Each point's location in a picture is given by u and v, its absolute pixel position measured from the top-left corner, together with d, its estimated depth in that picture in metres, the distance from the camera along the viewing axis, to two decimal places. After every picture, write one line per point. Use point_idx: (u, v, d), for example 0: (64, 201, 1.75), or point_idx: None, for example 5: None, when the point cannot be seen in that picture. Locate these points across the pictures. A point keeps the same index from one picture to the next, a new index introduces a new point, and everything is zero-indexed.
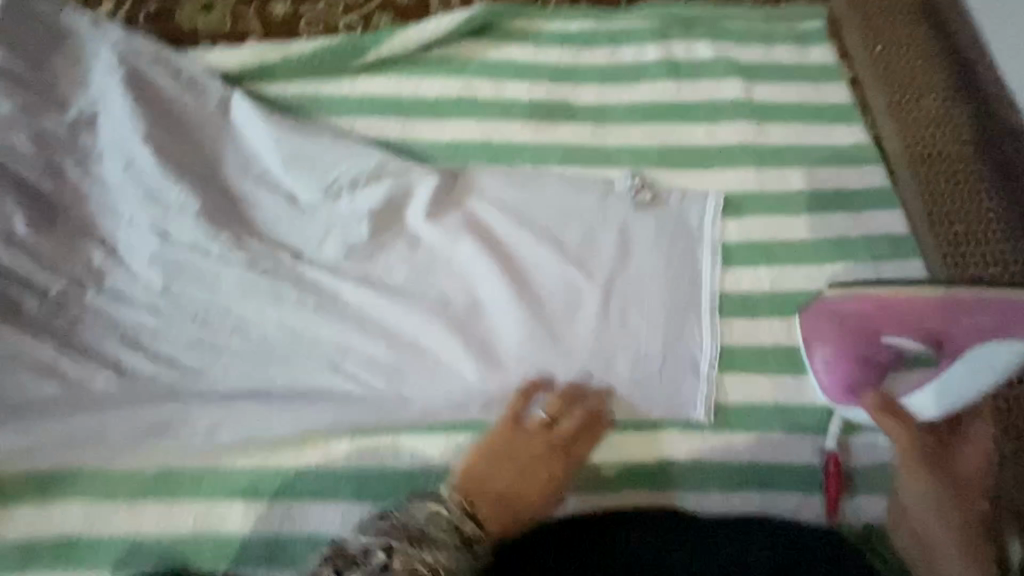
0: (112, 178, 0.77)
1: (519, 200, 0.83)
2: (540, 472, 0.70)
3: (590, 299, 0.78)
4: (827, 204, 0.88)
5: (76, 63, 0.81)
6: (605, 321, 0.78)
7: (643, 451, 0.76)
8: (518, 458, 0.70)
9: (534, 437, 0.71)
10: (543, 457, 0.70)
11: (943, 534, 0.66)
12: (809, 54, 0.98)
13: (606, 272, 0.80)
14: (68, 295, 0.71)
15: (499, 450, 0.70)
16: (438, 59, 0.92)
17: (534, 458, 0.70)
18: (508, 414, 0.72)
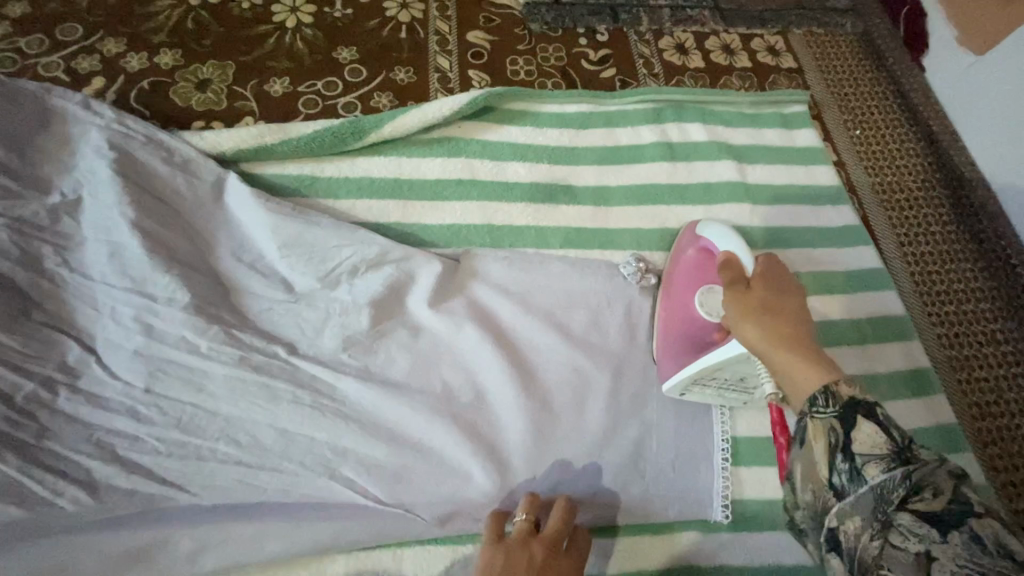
0: (95, 268, 0.72)
1: (524, 286, 0.81)
2: None
3: (600, 389, 0.76)
4: (822, 287, 0.90)
5: (62, 147, 0.78)
6: (616, 413, 0.75)
7: (657, 554, 0.73)
8: (524, 573, 0.58)
9: (525, 543, 0.61)
10: (546, 564, 0.60)
11: (773, 352, 0.59)
12: (795, 136, 1.02)
13: (615, 360, 0.78)
14: (38, 399, 0.65)
15: (493, 568, 0.59)
16: (438, 140, 0.91)
17: (527, 569, 0.59)
18: (490, 536, 0.63)
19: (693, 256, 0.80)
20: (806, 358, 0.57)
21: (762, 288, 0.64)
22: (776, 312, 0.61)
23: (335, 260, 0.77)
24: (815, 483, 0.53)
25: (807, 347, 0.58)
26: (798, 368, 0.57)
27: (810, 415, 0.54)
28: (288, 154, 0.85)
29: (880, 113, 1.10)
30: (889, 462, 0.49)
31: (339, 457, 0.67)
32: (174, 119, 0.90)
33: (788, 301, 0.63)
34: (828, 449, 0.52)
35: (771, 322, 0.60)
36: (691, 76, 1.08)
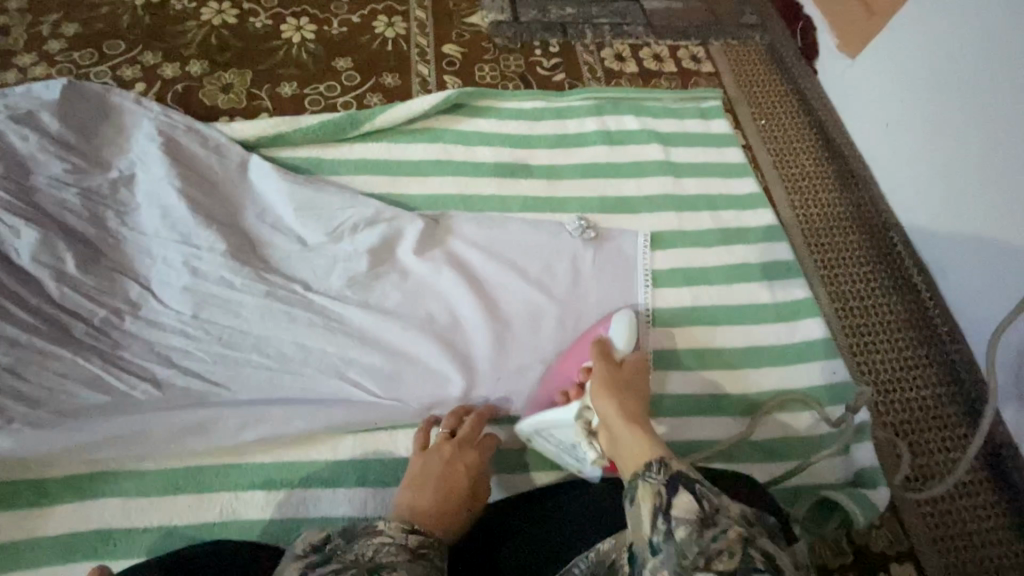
0: (149, 225, 0.91)
1: (490, 239, 1.02)
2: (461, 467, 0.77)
3: (549, 315, 0.97)
4: (731, 238, 1.12)
5: (119, 133, 0.97)
6: (562, 332, 0.96)
7: None
8: (438, 467, 0.76)
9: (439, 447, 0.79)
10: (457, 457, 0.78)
11: (619, 427, 0.69)
12: (711, 125, 1.26)
13: (562, 294, 0.99)
14: (110, 321, 0.83)
15: (415, 469, 0.76)
16: (420, 130, 1.13)
17: (438, 466, 0.76)
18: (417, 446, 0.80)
19: (594, 331, 0.93)
20: (643, 435, 0.67)
21: (626, 376, 0.77)
22: (629, 396, 0.73)
23: (339, 218, 0.97)
24: (641, 540, 0.57)
25: (648, 428, 0.68)
26: (634, 445, 0.66)
27: (643, 479, 0.61)
28: (298, 141, 1.06)
29: (781, 109, 1.35)
30: (697, 525, 0.54)
31: (346, 363, 0.87)
32: (203, 115, 1.10)
33: (639, 393, 0.75)
34: (652, 511, 0.58)
35: (622, 400, 0.72)
36: (627, 79, 1.32)
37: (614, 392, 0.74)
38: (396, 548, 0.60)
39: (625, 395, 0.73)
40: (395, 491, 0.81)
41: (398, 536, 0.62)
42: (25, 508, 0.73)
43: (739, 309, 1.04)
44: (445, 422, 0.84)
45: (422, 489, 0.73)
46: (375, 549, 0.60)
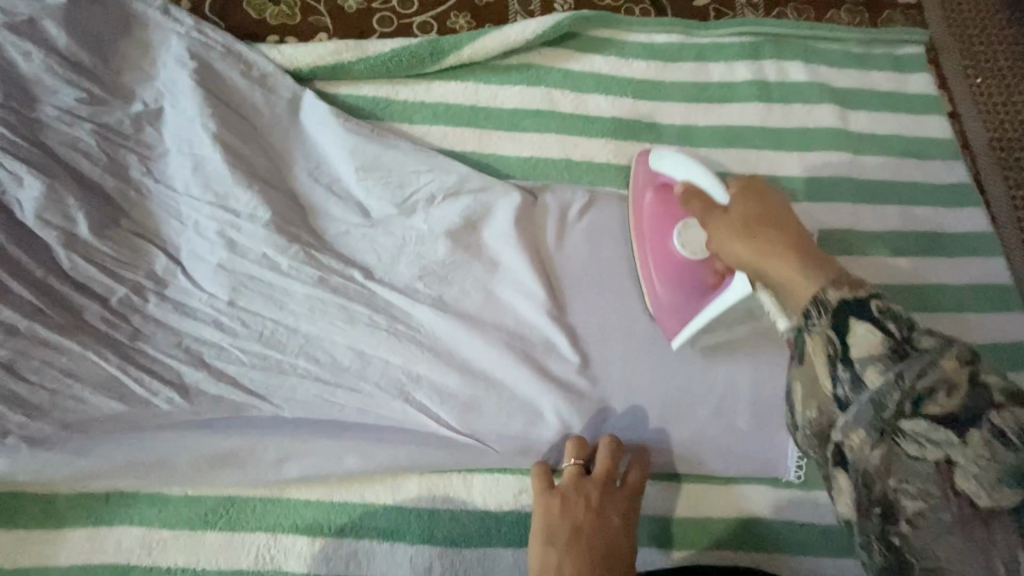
0: (179, 180, 0.72)
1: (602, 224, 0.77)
2: (612, 516, 0.62)
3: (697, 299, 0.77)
4: (922, 247, 0.83)
5: (143, 53, 0.76)
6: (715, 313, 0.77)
7: (714, 505, 0.72)
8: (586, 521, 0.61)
9: (579, 489, 0.63)
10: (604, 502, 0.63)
11: (768, 270, 0.55)
12: (907, 82, 0.92)
13: None
14: (130, 304, 0.67)
15: (552, 520, 0.61)
16: (517, 67, 0.86)
17: (587, 513, 0.62)
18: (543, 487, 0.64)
19: (650, 198, 0.74)
20: (807, 263, 0.53)
21: (752, 208, 0.58)
22: (757, 226, 0.57)
23: (411, 188, 0.75)
24: (820, 398, 0.50)
25: (803, 256, 0.53)
26: (795, 275, 0.53)
27: (807, 331, 0.50)
28: (365, 75, 0.82)
29: (1004, 61, 0.98)
30: (889, 362, 0.46)
31: (413, 381, 0.68)
32: (248, 32, 0.87)
33: (777, 214, 0.57)
34: (828, 361, 0.49)
35: (756, 237, 0.56)
36: (794, 8, 0.98)
37: (746, 235, 0.57)
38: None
39: (749, 206, 0.59)
40: (463, 552, 0.66)
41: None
42: (37, 526, 0.63)
43: None
44: (569, 453, 0.66)
45: (571, 552, 0.59)
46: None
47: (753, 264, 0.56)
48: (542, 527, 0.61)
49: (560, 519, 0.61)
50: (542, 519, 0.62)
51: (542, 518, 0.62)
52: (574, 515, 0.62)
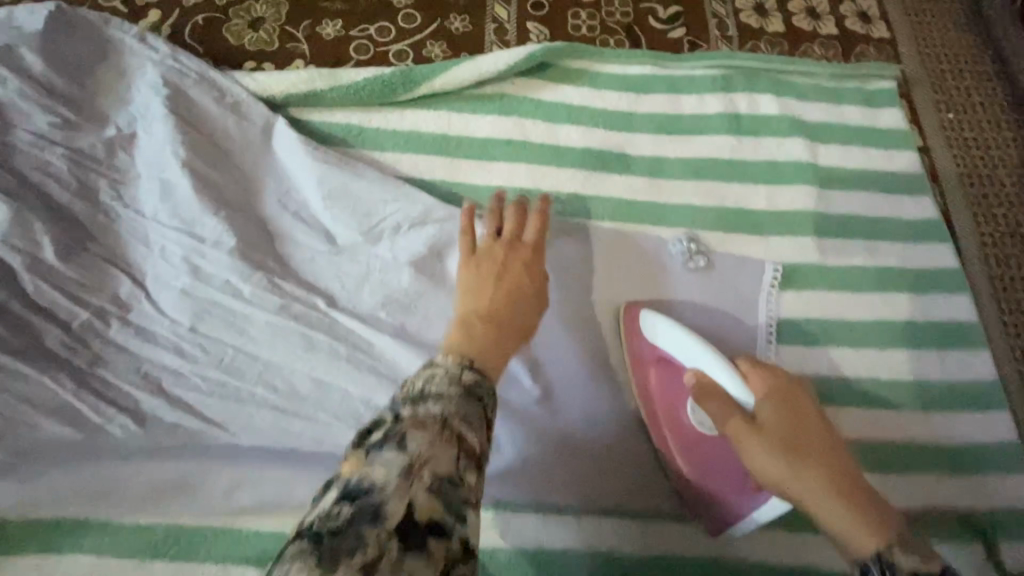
0: (147, 205, 0.73)
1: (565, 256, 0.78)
2: (515, 265, 0.68)
3: None
4: (890, 283, 0.83)
5: (118, 78, 0.77)
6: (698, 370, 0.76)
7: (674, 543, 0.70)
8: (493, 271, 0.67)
9: (489, 250, 0.69)
10: (508, 255, 0.68)
11: (790, 472, 0.56)
12: (878, 116, 0.93)
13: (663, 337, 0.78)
14: (92, 329, 0.68)
15: (468, 278, 0.67)
16: (490, 96, 0.87)
17: (495, 264, 0.69)
18: (462, 249, 0.70)
19: (654, 380, 0.72)
20: (858, 514, 0.52)
21: (779, 418, 0.60)
22: (789, 440, 0.58)
23: (376, 217, 0.76)
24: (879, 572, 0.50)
25: (858, 507, 0.53)
26: (854, 516, 0.52)
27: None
28: (338, 103, 0.83)
29: (978, 98, 0.98)
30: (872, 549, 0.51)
31: (370, 412, 0.68)
32: (226, 59, 0.88)
33: (800, 433, 0.59)
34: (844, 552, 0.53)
35: (792, 459, 0.57)
36: (768, 41, 0.99)
37: (762, 435, 0.59)
38: (446, 379, 0.51)
39: (772, 407, 0.61)
40: None
41: (451, 368, 0.53)
42: None
43: (883, 382, 0.78)
44: (487, 224, 0.73)
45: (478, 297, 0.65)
46: (425, 379, 0.52)
47: (789, 488, 0.56)
48: (472, 353, 0.57)
49: (481, 345, 0.58)
50: (467, 349, 0.57)
51: (466, 351, 0.56)
52: (483, 329, 0.60)
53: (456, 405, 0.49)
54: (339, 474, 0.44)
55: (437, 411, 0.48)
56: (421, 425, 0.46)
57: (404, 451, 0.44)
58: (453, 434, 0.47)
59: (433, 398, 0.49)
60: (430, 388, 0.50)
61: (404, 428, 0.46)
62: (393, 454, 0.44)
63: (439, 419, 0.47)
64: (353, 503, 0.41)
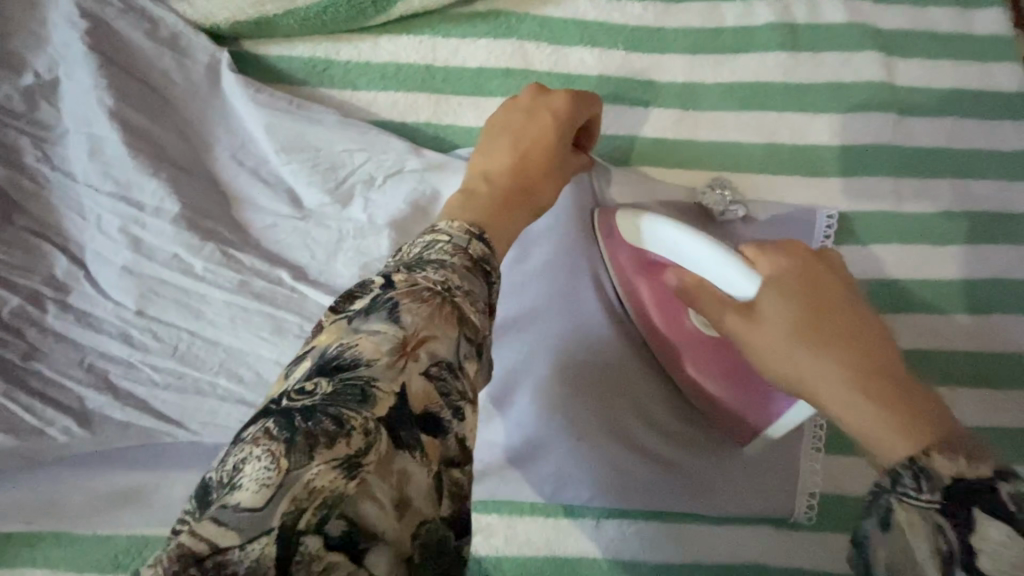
0: (76, 166, 0.62)
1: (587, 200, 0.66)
2: (542, 134, 0.57)
3: None
4: (981, 232, 0.67)
5: (29, 11, 0.64)
6: None
7: (703, 548, 0.61)
8: (517, 137, 0.56)
9: (509, 111, 0.59)
10: (532, 124, 0.57)
11: (815, 361, 0.40)
12: (974, 20, 0.74)
13: None
14: (25, 317, 0.58)
15: (495, 126, 0.59)
16: (483, 15, 0.71)
17: (519, 125, 0.57)
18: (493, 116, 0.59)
19: (649, 290, 0.58)
20: (894, 420, 0.36)
21: (808, 290, 0.43)
22: (815, 322, 0.41)
23: (346, 172, 0.63)
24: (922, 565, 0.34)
25: (896, 409, 0.36)
26: (888, 424, 0.36)
27: (896, 497, 0.35)
28: (297, 31, 0.68)
29: None
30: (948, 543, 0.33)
31: None
32: None
33: (821, 313, 0.42)
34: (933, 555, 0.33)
35: (822, 339, 0.40)
36: None
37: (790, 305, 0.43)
38: (450, 251, 0.42)
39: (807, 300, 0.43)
40: None
41: (457, 237, 0.44)
42: None
43: (963, 356, 0.65)
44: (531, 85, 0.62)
45: (497, 158, 0.55)
46: (426, 247, 0.42)
47: (826, 390, 0.39)
48: (479, 221, 0.47)
49: (487, 211, 0.49)
50: (472, 217, 0.47)
51: (475, 219, 0.47)
52: (493, 201, 0.50)
53: (462, 281, 0.40)
54: (315, 343, 0.36)
55: (438, 280, 0.39)
56: (419, 297, 0.38)
57: (399, 324, 0.36)
58: (453, 310, 0.38)
59: (434, 267, 0.40)
60: (430, 256, 0.41)
61: (398, 298, 0.37)
62: (386, 326, 0.36)
63: (440, 290, 0.38)
64: (333, 379, 0.33)
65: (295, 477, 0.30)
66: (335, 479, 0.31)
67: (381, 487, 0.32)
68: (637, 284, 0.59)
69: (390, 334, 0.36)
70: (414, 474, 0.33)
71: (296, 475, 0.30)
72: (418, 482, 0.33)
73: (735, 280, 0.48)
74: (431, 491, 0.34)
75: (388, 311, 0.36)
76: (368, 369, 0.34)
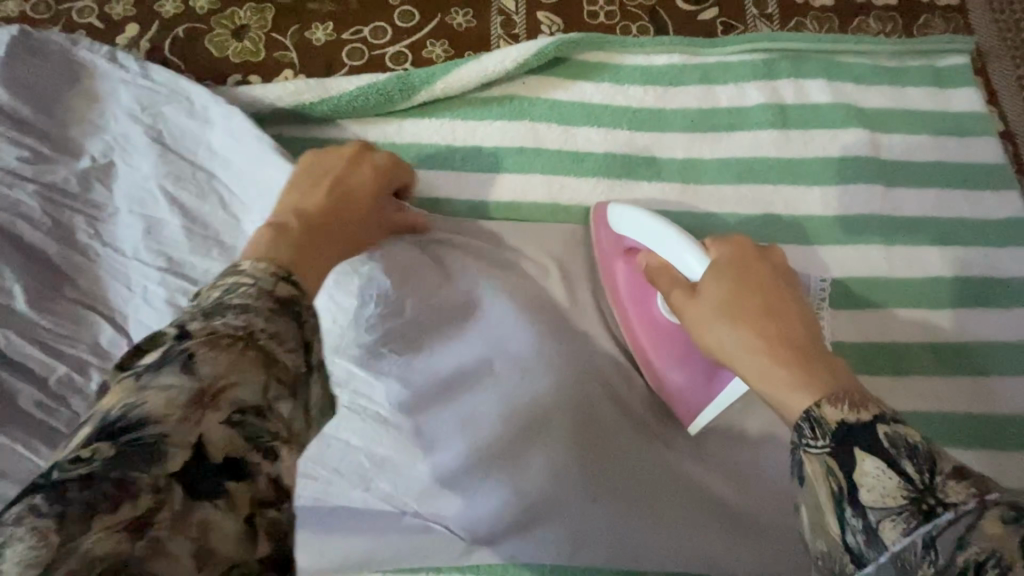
0: (128, 242, 0.67)
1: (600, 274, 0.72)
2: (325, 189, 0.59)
3: None
4: (974, 295, 0.71)
5: (91, 103, 0.70)
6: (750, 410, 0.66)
7: None
8: (320, 182, 0.60)
9: (346, 162, 0.63)
10: (339, 179, 0.61)
11: (745, 339, 0.48)
12: (950, 98, 0.80)
13: None
14: (69, 383, 0.62)
15: (320, 164, 0.62)
16: (498, 99, 0.78)
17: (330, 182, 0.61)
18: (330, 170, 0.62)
19: (625, 271, 0.66)
20: (796, 378, 0.43)
21: (743, 279, 0.52)
22: (738, 309, 0.50)
23: None
24: (819, 517, 0.37)
25: (800, 366, 0.44)
26: (791, 382, 0.43)
27: (801, 449, 0.39)
28: (329, 116, 0.75)
29: None
30: (840, 482, 0.36)
31: (376, 465, 0.63)
32: (210, 74, 0.81)
33: (754, 301, 0.50)
34: (829, 498, 0.37)
35: (748, 325, 0.49)
36: (815, 18, 0.86)
37: (730, 293, 0.51)
38: (253, 291, 0.37)
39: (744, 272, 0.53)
40: None
41: (263, 279, 0.38)
42: None
43: (965, 417, 0.67)
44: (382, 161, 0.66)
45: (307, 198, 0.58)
46: (227, 291, 0.37)
47: (751, 363, 0.47)
48: (285, 261, 0.42)
49: (287, 252, 0.44)
50: (277, 257, 0.42)
51: (277, 259, 0.42)
52: (299, 236, 0.49)
53: (268, 322, 0.36)
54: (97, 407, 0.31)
55: (241, 324, 0.35)
56: (219, 344, 0.34)
57: (194, 373, 0.32)
58: (260, 352, 0.35)
59: (238, 311, 0.35)
60: (234, 298, 0.36)
61: (194, 349, 0.33)
62: (180, 379, 0.32)
63: (241, 334, 0.34)
64: (117, 443, 0.29)
65: (69, 549, 0.27)
66: (117, 544, 0.28)
67: (177, 544, 0.29)
68: (614, 265, 0.67)
69: (186, 385, 0.32)
70: (218, 522, 0.30)
71: (68, 548, 0.27)
72: (224, 531, 0.30)
73: (689, 262, 0.56)
74: (243, 536, 0.31)
75: (191, 365, 0.33)
76: (159, 425, 0.30)
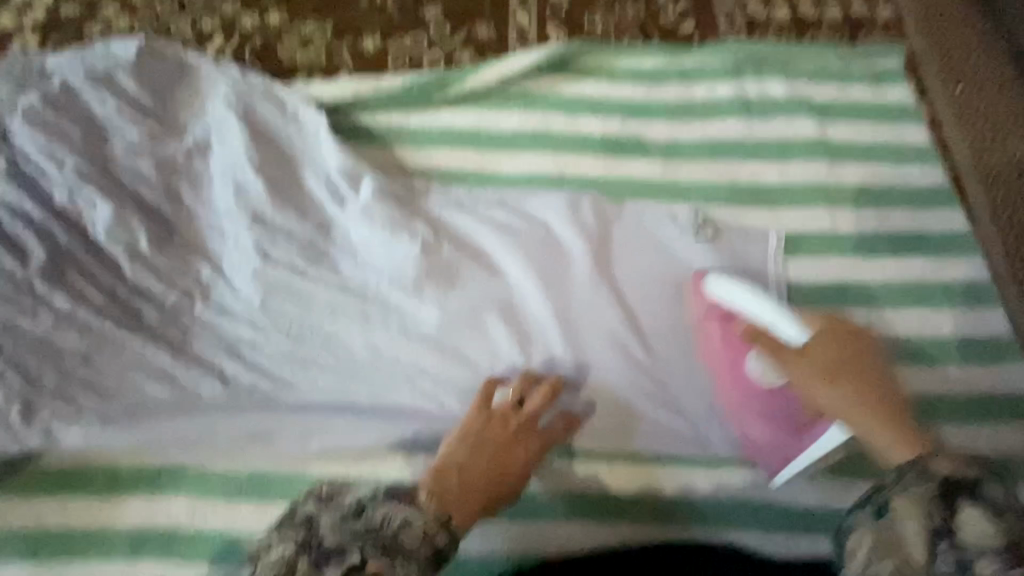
0: (221, 200, 0.84)
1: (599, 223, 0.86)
2: (482, 454, 0.71)
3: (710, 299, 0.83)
4: (901, 247, 0.88)
5: (195, 95, 0.89)
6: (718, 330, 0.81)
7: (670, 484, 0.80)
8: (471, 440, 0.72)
9: (471, 420, 0.73)
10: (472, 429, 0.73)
11: (856, 414, 0.72)
12: (887, 93, 0.98)
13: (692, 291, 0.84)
14: (180, 307, 0.79)
15: (467, 435, 0.72)
16: (515, 94, 0.96)
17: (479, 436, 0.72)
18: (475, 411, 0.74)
19: (716, 329, 0.82)
20: (897, 439, 0.70)
21: (839, 351, 0.75)
22: (850, 376, 0.74)
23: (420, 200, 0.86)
24: (881, 551, 0.54)
25: (903, 432, 0.70)
26: (897, 443, 0.69)
27: (888, 491, 0.57)
28: (381, 106, 0.94)
29: (984, 71, 1.02)
30: (925, 531, 0.53)
31: (420, 373, 0.78)
32: (282, 75, 1.00)
33: (852, 370, 0.74)
34: (912, 529, 0.54)
35: (844, 388, 0.73)
36: (775, 30, 1.05)
37: (830, 372, 0.74)
38: None
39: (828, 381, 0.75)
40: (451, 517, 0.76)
41: None
42: (97, 496, 0.75)
43: (891, 342, 0.84)
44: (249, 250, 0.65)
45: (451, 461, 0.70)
46: None
47: (848, 417, 0.72)
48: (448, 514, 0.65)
49: (462, 511, 0.67)
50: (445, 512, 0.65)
51: (443, 511, 0.65)
52: (455, 499, 0.67)
53: None
54: None
55: None
56: None
57: None
58: None
59: None
60: None
61: None
62: None
63: None
64: None
65: None
66: None
67: None
68: (709, 327, 0.82)
69: None
70: None
71: None
72: None
73: (791, 333, 0.77)
74: None
75: None
76: None
